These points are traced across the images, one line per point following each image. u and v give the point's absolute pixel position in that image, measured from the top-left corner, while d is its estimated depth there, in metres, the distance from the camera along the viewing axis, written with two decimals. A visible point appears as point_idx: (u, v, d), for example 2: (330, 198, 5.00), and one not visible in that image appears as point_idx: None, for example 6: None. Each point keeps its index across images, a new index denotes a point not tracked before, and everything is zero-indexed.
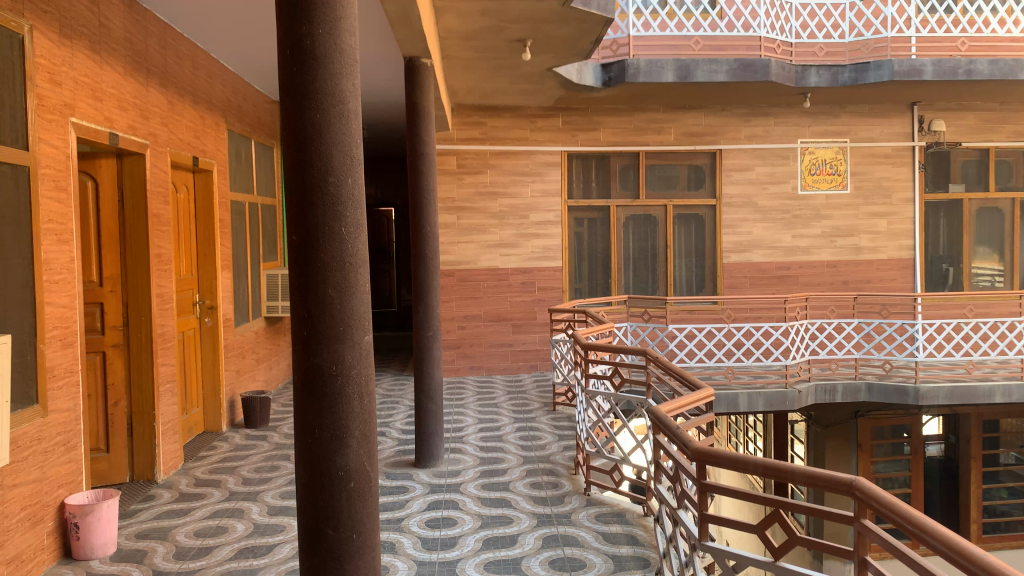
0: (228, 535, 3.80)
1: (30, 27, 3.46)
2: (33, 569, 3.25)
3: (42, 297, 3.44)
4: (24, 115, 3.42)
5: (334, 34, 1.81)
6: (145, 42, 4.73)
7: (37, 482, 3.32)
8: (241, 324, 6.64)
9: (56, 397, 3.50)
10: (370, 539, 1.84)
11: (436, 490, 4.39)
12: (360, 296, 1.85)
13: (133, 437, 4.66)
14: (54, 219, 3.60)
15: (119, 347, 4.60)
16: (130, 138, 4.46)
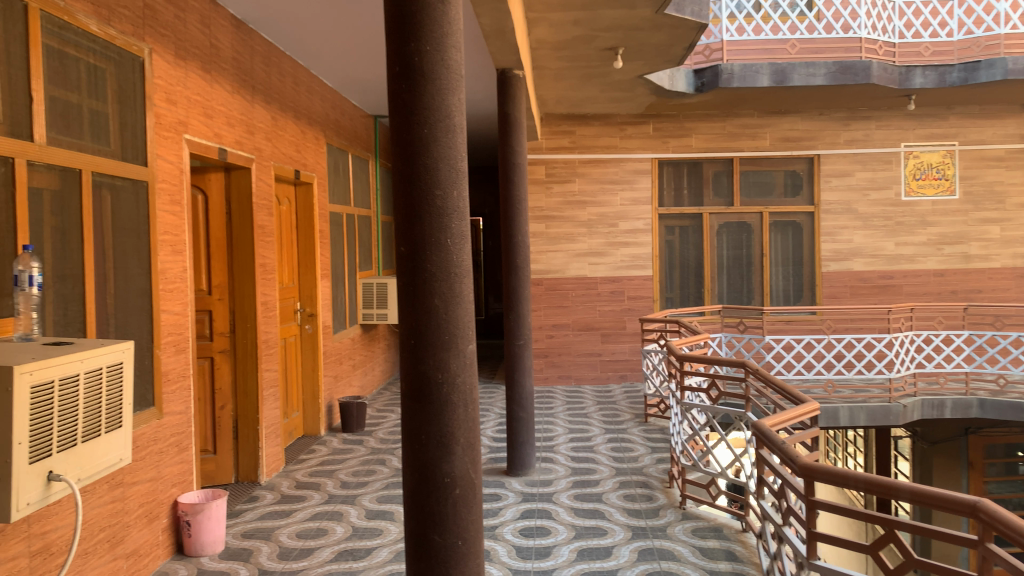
0: (328, 537, 3.91)
1: (150, 51, 3.68)
2: (149, 564, 3.43)
3: (158, 305, 3.63)
4: (144, 133, 3.63)
5: (441, 51, 1.85)
6: (251, 61, 4.94)
7: (154, 481, 3.50)
8: (338, 330, 6.81)
9: (170, 400, 3.68)
10: (475, 546, 1.86)
11: (529, 500, 4.39)
12: (465, 305, 1.88)
13: (238, 439, 4.86)
14: (169, 231, 3.80)
15: (226, 353, 4.82)
16: (237, 153, 4.66)
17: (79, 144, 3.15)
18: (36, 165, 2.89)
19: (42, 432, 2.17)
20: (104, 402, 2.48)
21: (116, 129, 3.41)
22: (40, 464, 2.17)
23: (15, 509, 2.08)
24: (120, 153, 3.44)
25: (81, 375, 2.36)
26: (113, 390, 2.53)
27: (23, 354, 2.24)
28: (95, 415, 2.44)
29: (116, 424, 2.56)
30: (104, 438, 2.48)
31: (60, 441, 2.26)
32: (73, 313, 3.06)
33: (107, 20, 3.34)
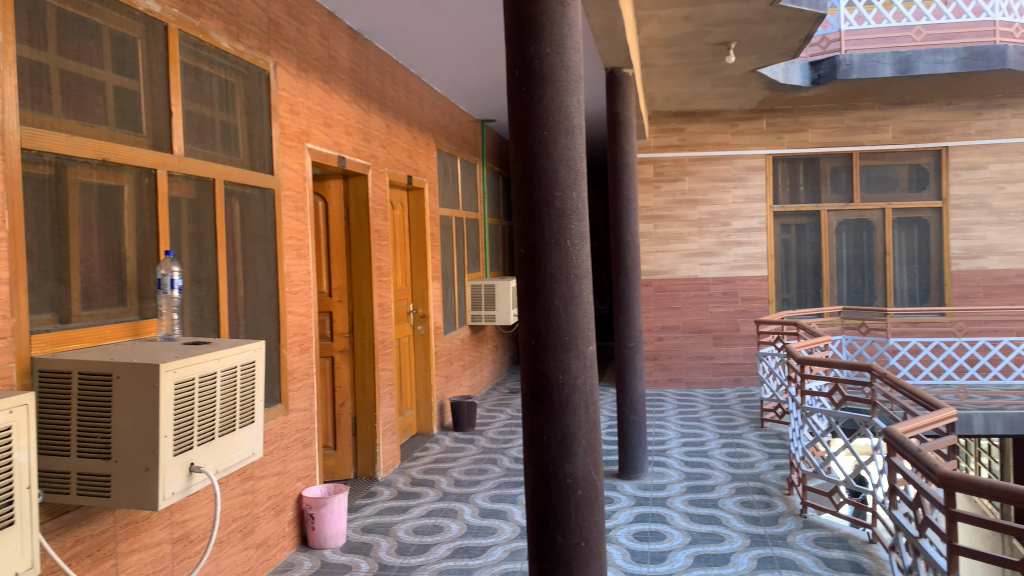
0: (444, 534, 3.98)
1: (274, 64, 3.86)
2: (277, 554, 3.59)
3: (283, 306, 3.81)
4: (270, 143, 3.81)
5: (560, 53, 1.86)
6: (366, 70, 5.09)
7: (281, 475, 3.65)
8: (449, 332, 6.93)
9: (295, 397, 3.85)
10: (597, 548, 1.85)
11: (642, 504, 4.34)
12: (585, 306, 1.88)
13: (357, 437, 5.03)
14: (294, 236, 3.98)
15: (345, 352, 5.01)
16: (355, 160, 4.82)
17: (213, 155, 3.34)
18: (176, 176, 3.08)
19: (184, 424, 2.31)
20: (238, 398, 2.63)
21: (244, 140, 3.60)
22: (183, 456, 2.31)
23: (162, 498, 2.22)
24: (249, 163, 3.63)
25: (218, 372, 2.51)
26: (246, 387, 2.68)
27: (166, 353, 2.39)
28: (231, 410, 2.59)
29: (250, 420, 2.70)
30: (239, 433, 2.63)
31: (200, 434, 2.40)
32: (208, 314, 3.24)
33: (236, 37, 3.53)
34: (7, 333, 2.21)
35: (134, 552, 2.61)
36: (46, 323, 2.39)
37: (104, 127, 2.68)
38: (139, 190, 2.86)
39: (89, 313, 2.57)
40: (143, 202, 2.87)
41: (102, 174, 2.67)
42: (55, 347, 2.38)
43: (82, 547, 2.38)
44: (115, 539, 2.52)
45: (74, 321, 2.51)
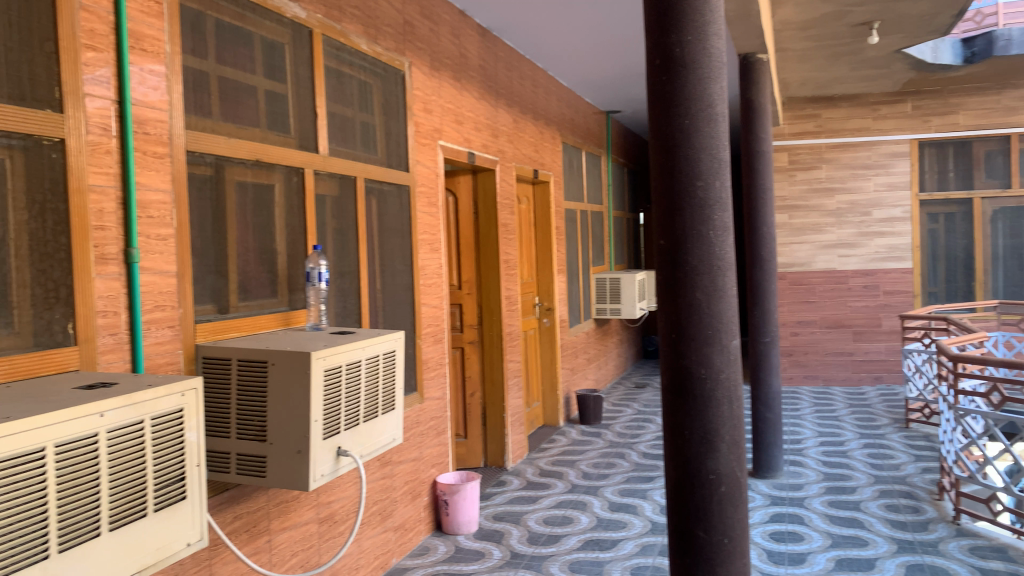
0: (574, 526, 4.00)
1: (409, 65, 3.98)
2: (413, 538, 3.72)
3: (418, 298, 3.93)
4: (406, 141, 3.95)
5: (703, 40, 1.82)
6: (495, 67, 5.16)
7: (417, 461, 3.77)
8: (574, 325, 6.96)
9: (430, 386, 3.97)
10: (741, 547, 1.81)
11: (778, 504, 4.20)
12: (728, 300, 1.83)
13: (486, 426, 5.14)
14: (428, 231, 4.11)
15: (474, 344, 5.12)
16: (484, 156, 4.90)
17: (354, 154, 3.48)
18: (321, 175, 3.23)
19: (332, 409, 2.43)
20: (380, 385, 2.74)
21: (382, 139, 3.73)
22: (331, 439, 2.43)
23: (312, 479, 2.34)
24: (386, 161, 3.76)
25: (362, 360, 2.62)
26: (387, 376, 2.79)
27: (315, 342, 2.52)
28: (374, 398, 2.71)
29: (390, 407, 2.82)
30: (381, 419, 2.75)
31: (346, 419, 2.52)
32: (350, 305, 3.39)
33: (374, 39, 3.67)
34: (175, 322, 2.42)
35: (284, 530, 2.77)
36: (208, 313, 2.58)
37: (257, 129, 2.86)
38: (289, 188, 3.02)
39: (245, 304, 2.75)
40: (292, 200, 3.03)
41: (256, 174, 2.84)
42: (216, 336, 2.57)
43: (240, 523, 2.55)
44: (268, 517, 2.68)
45: (232, 311, 2.69)
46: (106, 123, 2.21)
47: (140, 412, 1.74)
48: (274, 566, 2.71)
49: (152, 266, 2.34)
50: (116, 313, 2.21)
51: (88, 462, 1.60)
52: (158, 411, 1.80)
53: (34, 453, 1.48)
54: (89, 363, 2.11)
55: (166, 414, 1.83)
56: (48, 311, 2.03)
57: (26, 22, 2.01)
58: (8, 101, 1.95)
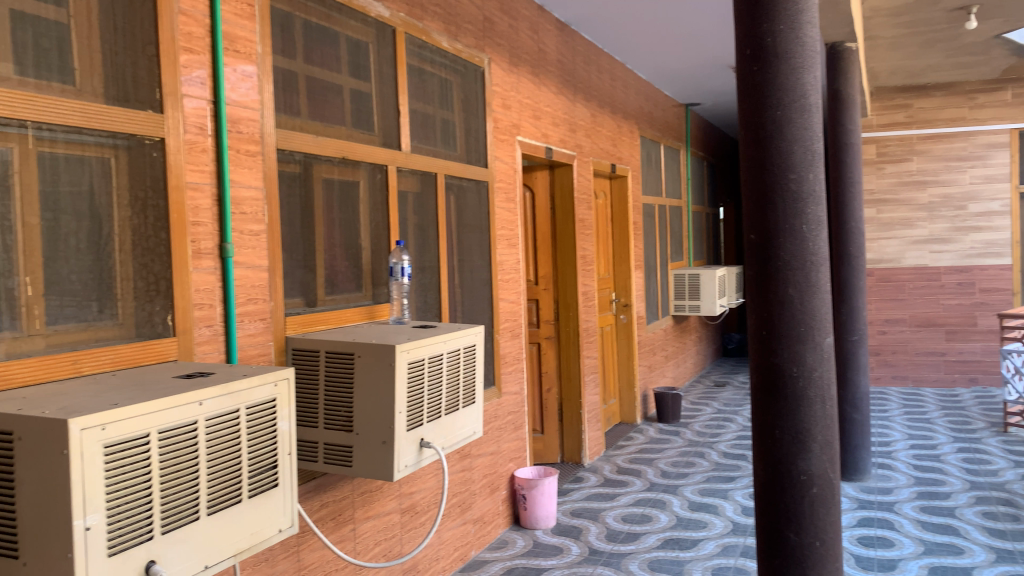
0: (653, 524, 3.96)
1: (488, 61, 4.00)
2: (492, 531, 3.75)
3: (496, 293, 3.96)
4: (485, 137, 3.97)
5: (796, 29, 1.77)
6: (573, 61, 5.14)
7: (495, 454, 3.80)
8: (652, 321, 6.88)
9: (508, 381, 3.99)
10: (834, 550, 1.77)
11: (866, 508, 4.06)
12: (822, 296, 1.78)
13: (563, 421, 5.14)
14: (506, 226, 4.13)
15: (551, 339, 5.12)
16: (562, 151, 4.89)
17: (435, 151, 3.52)
18: (403, 171, 3.28)
19: (415, 402, 2.47)
20: (461, 379, 2.78)
21: (462, 135, 3.77)
22: (414, 431, 2.47)
23: (397, 469, 2.38)
24: (466, 157, 3.79)
25: (444, 354, 2.65)
26: (467, 370, 2.82)
27: (399, 335, 2.57)
28: (455, 390, 2.74)
29: (471, 400, 2.85)
30: (462, 412, 2.77)
31: (429, 412, 2.56)
32: (430, 300, 3.43)
33: (455, 36, 3.70)
34: (266, 315, 2.50)
35: (368, 519, 2.83)
36: (296, 306, 2.66)
37: (342, 127, 2.92)
38: (373, 185, 3.07)
39: (331, 298, 2.83)
40: (376, 196, 3.09)
41: (342, 171, 2.90)
42: (305, 328, 2.65)
43: (326, 511, 2.62)
44: (352, 506, 2.74)
45: (319, 304, 2.77)
46: (202, 122, 2.30)
47: (236, 401, 1.80)
48: (358, 554, 2.77)
49: (245, 260, 2.42)
50: (211, 305, 2.30)
51: (188, 448, 1.67)
52: (252, 400, 1.86)
53: (139, 439, 1.54)
54: (186, 353, 2.20)
55: (260, 403, 1.89)
56: (150, 303, 2.12)
57: (129, 27, 2.10)
58: (114, 102, 2.04)
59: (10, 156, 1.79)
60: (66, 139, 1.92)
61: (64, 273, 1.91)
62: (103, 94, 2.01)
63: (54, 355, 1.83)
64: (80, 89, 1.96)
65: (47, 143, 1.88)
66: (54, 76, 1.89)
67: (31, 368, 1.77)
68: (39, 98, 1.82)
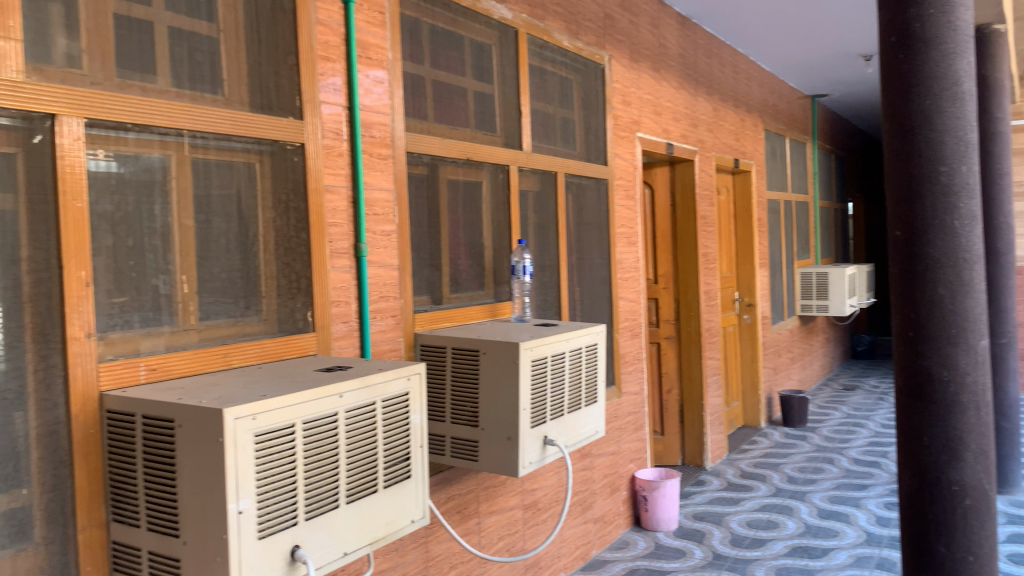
0: (780, 530, 3.84)
1: (609, 58, 3.98)
2: (612, 531, 3.73)
3: (616, 292, 3.93)
4: (605, 135, 3.95)
5: (946, 12, 1.67)
6: (694, 55, 5.04)
7: (616, 454, 3.78)
8: (777, 322, 6.66)
9: (628, 381, 3.96)
10: (987, 566, 1.67)
11: (1016, 523, 3.79)
12: (976, 296, 1.68)
13: (684, 423, 5.04)
14: (626, 224, 4.09)
15: (671, 339, 5.04)
16: (683, 147, 4.80)
17: (555, 150, 3.54)
18: (525, 171, 3.31)
19: (539, 399, 2.49)
20: (584, 377, 2.78)
21: (582, 133, 3.76)
22: (538, 428, 2.49)
23: (522, 466, 2.40)
24: (586, 155, 3.79)
25: (567, 352, 2.66)
26: (590, 369, 2.82)
27: (522, 333, 2.59)
28: (578, 389, 2.74)
29: (593, 399, 2.84)
30: (585, 410, 2.78)
31: (552, 409, 2.57)
32: (551, 299, 3.44)
33: (575, 34, 3.71)
34: (396, 313, 2.58)
35: (492, 513, 2.88)
36: (424, 304, 2.73)
37: (466, 129, 2.98)
38: (495, 184, 3.11)
39: (456, 296, 2.89)
40: (497, 195, 3.12)
41: (466, 172, 2.96)
42: (432, 325, 2.73)
43: (452, 504, 2.68)
44: (477, 500, 2.79)
45: (445, 302, 2.84)
46: (338, 127, 2.40)
47: (373, 395, 1.87)
48: (483, 548, 2.82)
49: (377, 260, 2.52)
50: (346, 302, 2.40)
51: (329, 439, 1.74)
52: (387, 394, 1.93)
53: (284, 429, 1.63)
54: (324, 348, 2.31)
55: (394, 397, 1.95)
56: (291, 300, 2.24)
57: (271, 38, 2.22)
58: (258, 110, 2.16)
59: (168, 162, 1.92)
60: (217, 146, 2.05)
61: (217, 272, 2.03)
62: (249, 102, 2.13)
63: (207, 349, 1.96)
64: (229, 98, 2.09)
65: (200, 150, 2.00)
66: (206, 87, 2.02)
67: (187, 361, 1.91)
68: (193, 108, 1.95)
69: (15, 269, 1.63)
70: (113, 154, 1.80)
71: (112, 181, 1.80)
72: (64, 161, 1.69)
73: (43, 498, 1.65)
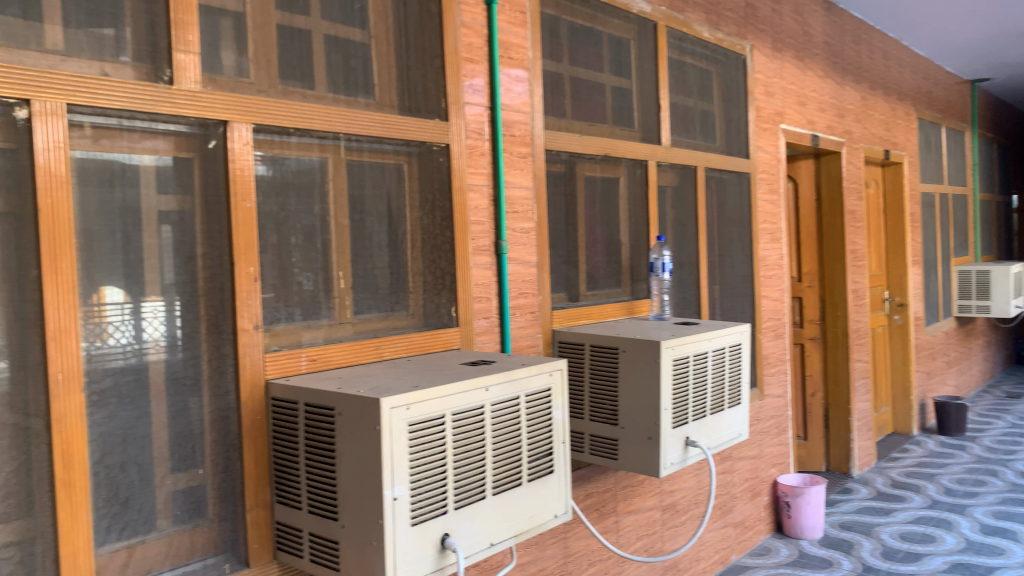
0: (938, 545, 3.60)
1: (751, 48, 3.85)
2: (753, 537, 3.62)
3: (758, 291, 3.81)
4: (747, 127, 3.83)
5: None
6: (841, 42, 4.80)
7: (757, 458, 3.65)
8: (931, 323, 6.25)
9: (770, 382, 3.82)
10: None
11: None
12: None
13: (829, 428, 4.82)
14: (769, 220, 3.96)
15: (816, 340, 4.83)
16: (829, 138, 4.58)
17: (695, 144, 3.46)
18: (664, 166, 3.26)
19: (681, 398, 2.44)
20: (727, 378, 2.71)
21: (722, 127, 3.67)
22: (680, 429, 2.44)
23: (663, 466, 2.37)
24: (726, 149, 3.69)
25: (709, 352, 2.60)
26: (733, 369, 2.74)
27: (662, 332, 2.55)
28: (720, 390, 2.67)
29: (737, 401, 2.76)
30: (728, 412, 2.71)
31: (694, 410, 2.52)
32: (690, 297, 3.37)
33: (716, 25, 3.61)
34: (535, 309, 2.61)
35: (630, 513, 2.85)
36: (562, 301, 2.75)
37: (605, 126, 2.97)
38: (633, 180, 3.08)
39: (593, 293, 2.89)
40: (636, 191, 3.09)
41: (604, 169, 2.95)
42: (570, 322, 2.74)
43: (591, 501, 2.68)
44: (615, 498, 2.78)
45: (583, 299, 2.85)
46: (480, 127, 2.45)
47: (517, 389, 1.90)
48: (621, 547, 2.81)
49: (517, 257, 2.55)
50: (488, 299, 2.44)
51: (476, 430, 1.78)
52: (531, 389, 1.95)
53: (435, 420, 1.68)
54: (467, 342, 2.36)
55: (537, 392, 1.97)
56: (437, 295, 2.30)
57: (418, 42, 2.29)
58: (406, 113, 2.24)
59: (326, 164, 2.03)
60: (370, 148, 2.14)
61: (370, 268, 2.12)
62: (398, 105, 2.22)
63: (360, 341, 2.06)
64: (380, 102, 2.17)
65: (354, 153, 2.10)
66: (359, 92, 2.12)
67: (343, 352, 2.01)
68: (348, 113, 2.04)
69: (191, 266, 1.75)
70: (275, 157, 1.91)
71: (276, 182, 1.91)
72: (235, 164, 1.81)
73: (217, 477, 1.78)
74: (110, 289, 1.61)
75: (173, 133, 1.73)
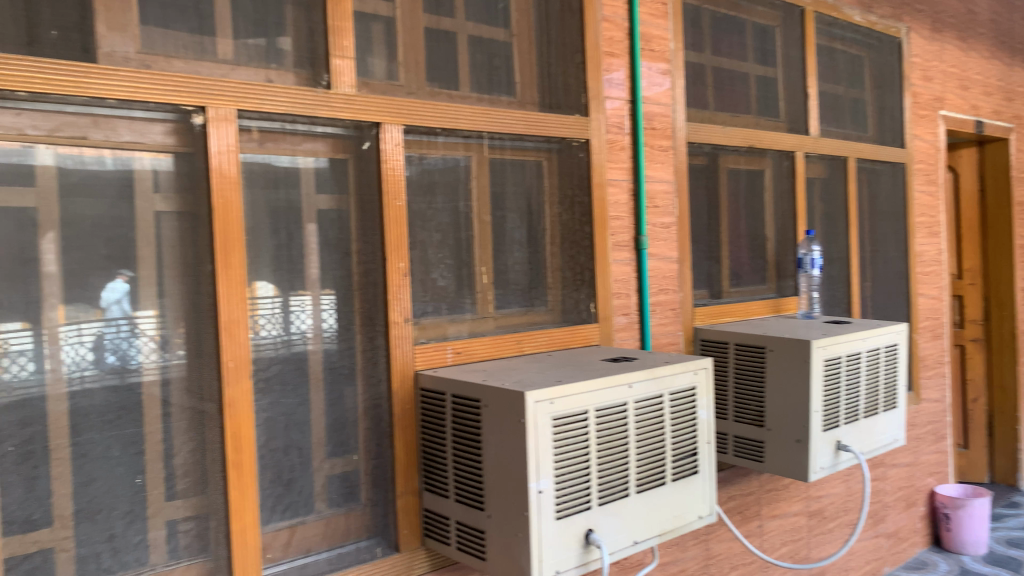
0: None
1: (907, 30, 3.62)
2: (907, 549, 3.42)
3: (915, 288, 3.57)
4: (903, 115, 3.60)
5: None
6: (1010, 19, 4.42)
7: (913, 465, 3.44)
8: None
9: (927, 386, 3.59)
10: None
11: None
12: None
13: (993, 438, 4.52)
14: (926, 212, 3.71)
15: (978, 341, 4.50)
16: (995, 124, 4.24)
17: (846, 134, 3.30)
18: (812, 158, 3.12)
19: (832, 400, 2.34)
20: (882, 380, 2.56)
21: (874, 115, 3.47)
22: (830, 432, 2.33)
23: (812, 471, 2.27)
24: (879, 138, 3.49)
25: (863, 352, 2.47)
26: (888, 371, 2.59)
27: (812, 331, 2.45)
28: (875, 392, 2.54)
29: (892, 405, 2.61)
30: (882, 416, 2.56)
31: (846, 413, 2.40)
32: (840, 294, 3.22)
33: (869, 8, 3.42)
34: (675, 306, 2.56)
35: (775, 517, 2.76)
36: (703, 298, 2.70)
37: (749, 117, 2.88)
38: (779, 172, 2.96)
39: (737, 290, 2.82)
40: (781, 184, 2.98)
41: (748, 161, 2.85)
42: (713, 320, 2.68)
43: (734, 504, 2.61)
44: (759, 502, 2.69)
45: (725, 296, 2.77)
46: (621, 122, 2.42)
47: (661, 387, 1.87)
48: (765, 552, 2.72)
49: (658, 252, 2.51)
50: (627, 295, 2.42)
51: (619, 427, 1.77)
52: (675, 387, 1.91)
53: (579, 415, 1.68)
54: (607, 338, 2.35)
55: (681, 390, 1.93)
56: (576, 291, 2.31)
57: (560, 40, 2.30)
58: (547, 109, 2.25)
59: (470, 162, 2.07)
60: (512, 146, 2.17)
61: (512, 263, 2.16)
62: (539, 102, 2.23)
63: (503, 335, 2.10)
64: (521, 100, 2.20)
65: (497, 150, 2.14)
66: (502, 91, 2.15)
67: (486, 346, 2.05)
68: (492, 111, 2.08)
69: (347, 261, 1.84)
70: (423, 156, 1.97)
71: (424, 181, 1.97)
72: (387, 165, 1.87)
73: (369, 463, 1.86)
74: (262, 283, 1.70)
75: (330, 135, 1.82)
